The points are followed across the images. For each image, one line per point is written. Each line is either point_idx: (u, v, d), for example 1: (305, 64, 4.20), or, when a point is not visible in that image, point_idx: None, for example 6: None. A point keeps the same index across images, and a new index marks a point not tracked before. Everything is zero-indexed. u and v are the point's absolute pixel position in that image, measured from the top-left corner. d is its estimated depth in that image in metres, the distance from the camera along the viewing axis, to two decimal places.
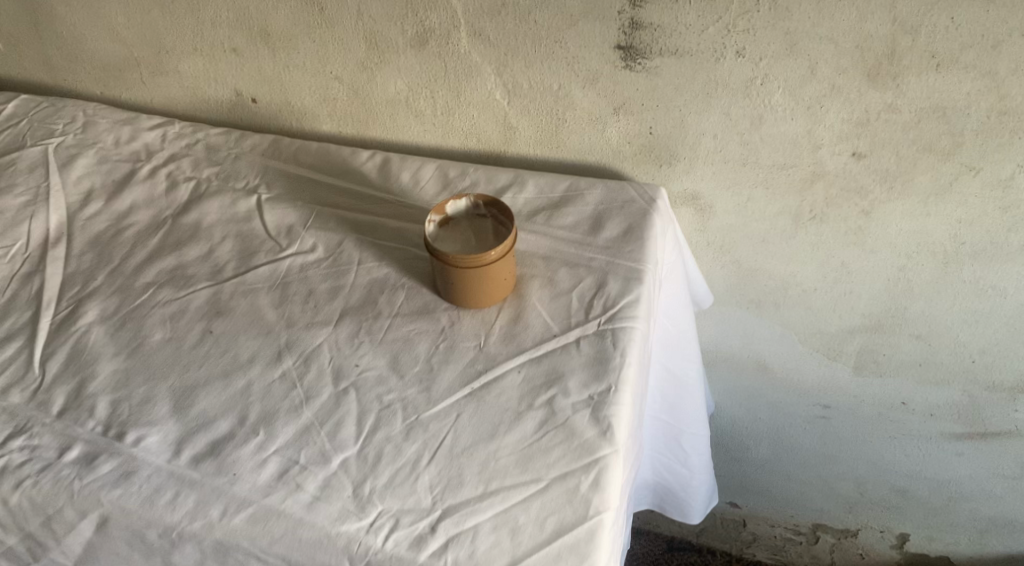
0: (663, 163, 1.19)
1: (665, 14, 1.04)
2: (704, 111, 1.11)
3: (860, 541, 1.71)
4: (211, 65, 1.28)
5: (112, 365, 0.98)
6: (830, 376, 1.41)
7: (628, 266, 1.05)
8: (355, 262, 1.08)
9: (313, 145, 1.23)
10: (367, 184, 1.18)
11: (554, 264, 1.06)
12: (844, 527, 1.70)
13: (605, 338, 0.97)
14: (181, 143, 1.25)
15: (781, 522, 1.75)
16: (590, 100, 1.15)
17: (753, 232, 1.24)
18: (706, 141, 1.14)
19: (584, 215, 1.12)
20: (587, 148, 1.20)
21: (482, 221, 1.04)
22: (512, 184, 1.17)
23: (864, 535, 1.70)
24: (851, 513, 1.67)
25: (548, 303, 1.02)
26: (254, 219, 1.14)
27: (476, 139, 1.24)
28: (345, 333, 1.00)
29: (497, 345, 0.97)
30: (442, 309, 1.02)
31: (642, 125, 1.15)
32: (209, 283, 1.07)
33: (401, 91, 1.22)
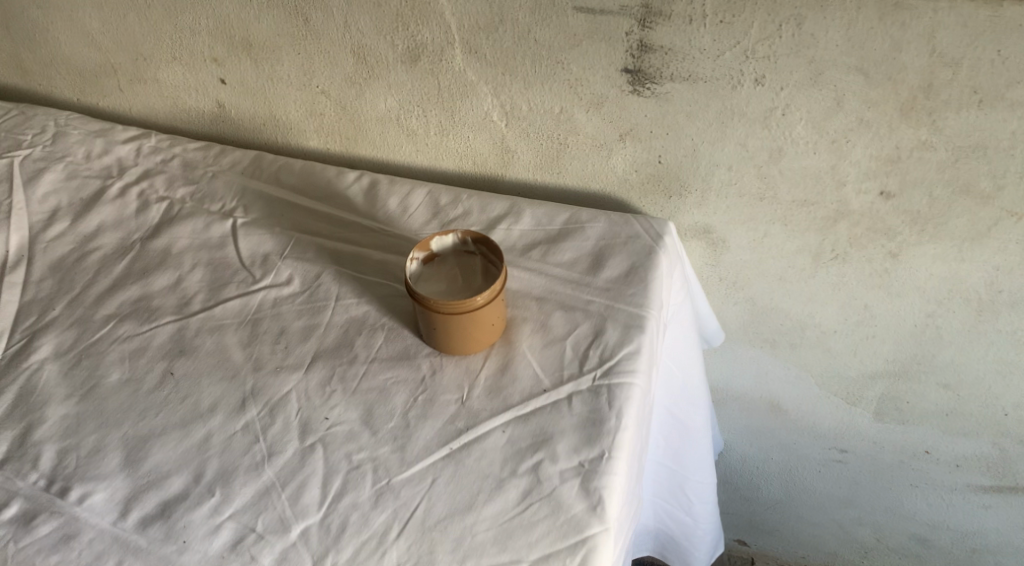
0: (673, 194, 1.09)
1: (678, 36, 0.94)
2: (718, 140, 1.01)
3: None
4: (191, 74, 1.19)
5: (63, 408, 0.90)
6: (848, 422, 1.30)
7: (629, 313, 0.96)
8: (332, 298, 0.99)
9: (296, 164, 1.15)
10: (352, 209, 1.09)
11: (548, 307, 0.97)
12: None
13: (600, 395, 0.88)
14: (157, 158, 1.17)
15: (791, 562, 1.66)
16: (593, 126, 1.05)
17: (768, 269, 1.14)
18: (719, 173, 1.05)
19: (584, 251, 1.03)
20: (590, 175, 1.11)
21: (471, 259, 0.95)
22: (508, 213, 1.08)
23: None
24: (866, 559, 1.57)
25: (540, 351, 0.93)
26: (228, 245, 1.06)
27: (471, 162, 1.14)
28: (316, 381, 0.91)
29: (481, 399, 0.89)
30: (424, 355, 0.93)
31: (651, 153, 1.06)
32: (175, 316, 0.99)
33: (392, 109, 1.12)
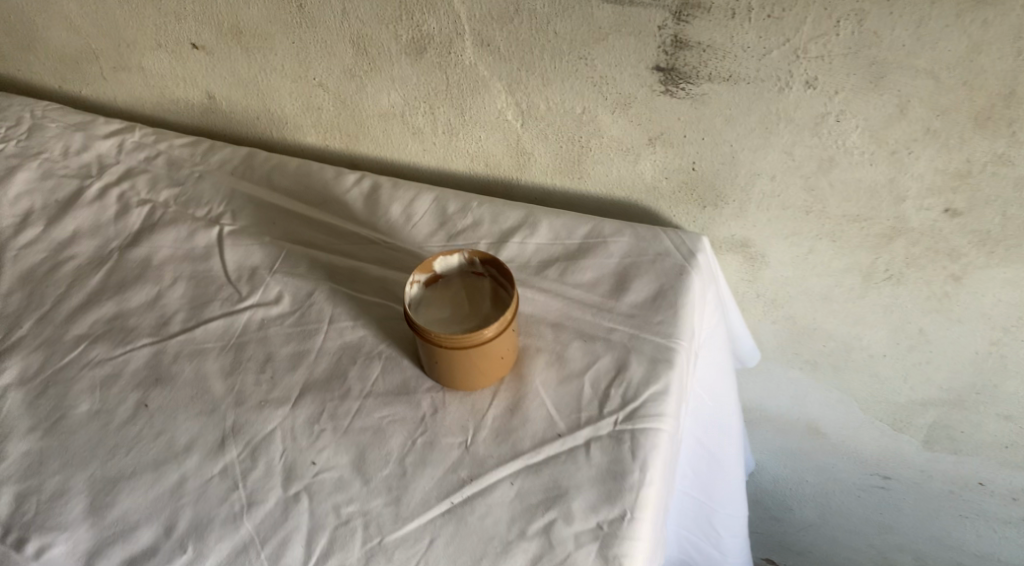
0: (707, 205, 0.98)
1: (718, 32, 0.82)
2: (761, 148, 0.90)
3: None
4: (178, 62, 1.09)
5: (25, 444, 0.82)
6: (891, 447, 1.20)
7: (657, 344, 0.85)
8: (326, 321, 0.89)
9: (290, 164, 1.04)
10: (350, 217, 0.99)
11: (566, 336, 0.87)
12: None
13: (622, 443, 0.78)
14: (140, 155, 1.07)
15: None
16: (620, 129, 0.94)
17: (811, 287, 1.02)
18: (761, 183, 0.93)
19: (607, 270, 0.92)
20: (616, 181, 0.99)
21: (478, 282, 0.85)
22: (522, 225, 0.97)
23: None
24: None
25: (555, 389, 0.82)
26: (213, 257, 0.96)
27: (483, 164, 1.03)
28: (303, 418, 0.82)
29: (487, 445, 0.79)
30: (425, 390, 0.83)
31: (684, 159, 0.94)
32: (151, 338, 0.89)
33: (395, 106, 1.01)
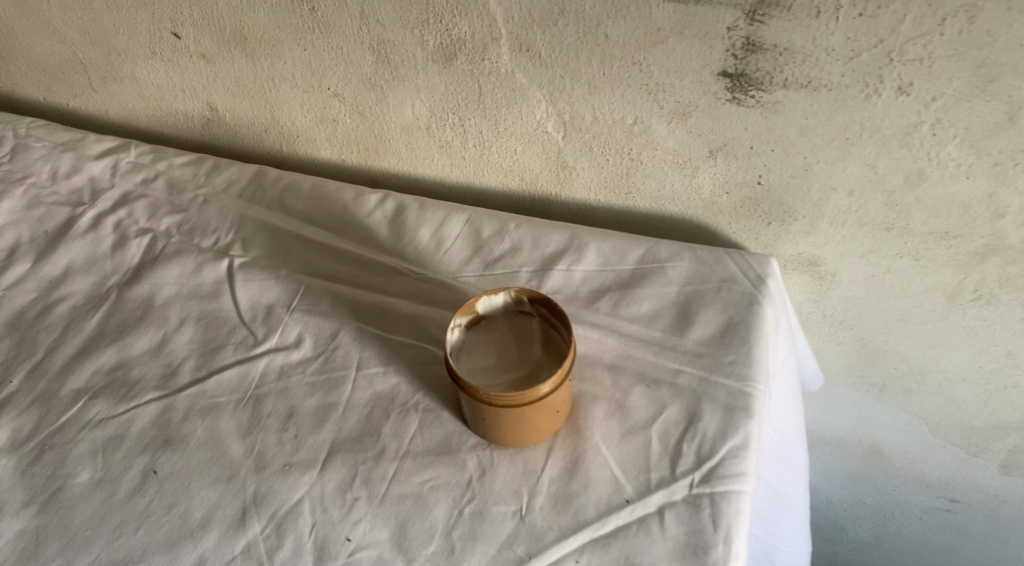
0: (772, 221, 0.87)
1: (798, 33, 0.73)
2: (840, 160, 0.80)
3: None
4: (176, 72, 0.98)
5: (20, 521, 0.73)
6: (963, 471, 1.10)
7: (731, 389, 0.75)
8: (353, 367, 0.79)
9: (304, 184, 0.94)
10: (374, 245, 0.89)
11: (626, 380, 0.77)
12: None
13: (701, 510, 0.69)
14: (137, 177, 0.97)
15: None
16: (676, 140, 0.83)
17: (886, 308, 0.92)
18: (836, 198, 0.83)
19: (667, 300, 0.82)
20: (668, 197, 0.89)
21: (527, 322, 0.75)
22: (568, 248, 0.86)
23: None
24: None
25: (618, 444, 0.73)
26: (223, 295, 0.86)
27: (518, 179, 0.93)
28: (334, 485, 0.73)
29: (545, 514, 0.70)
30: (469, 448, 0.74)
31: (749, 173, 0.84)
32: (157, 392, 0.80)
33: (420, 117, 0.91)
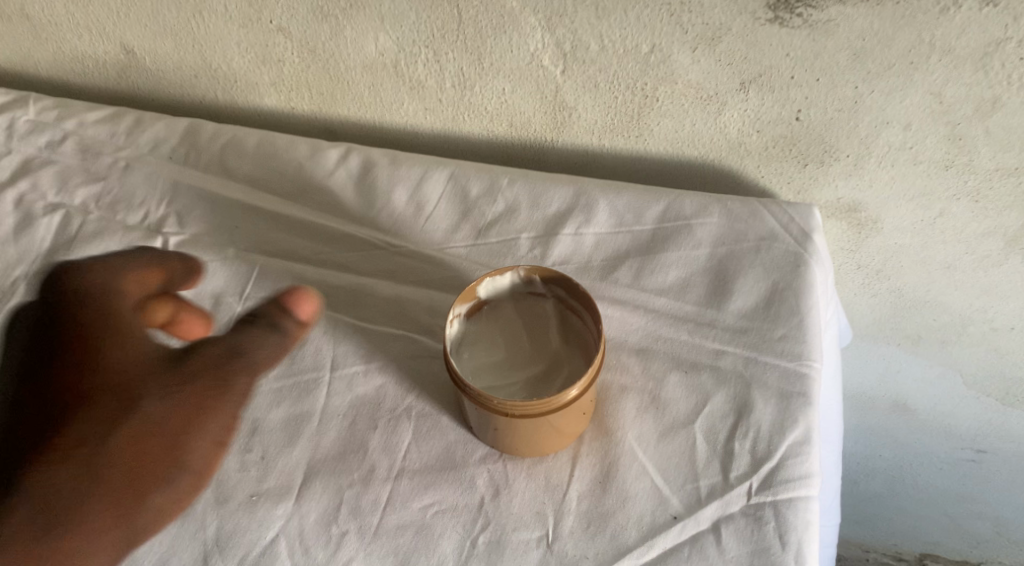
0: (809, 162, 0.74)
1: None
2: (898, 89, 0.67)
3: None
4: (78, 6, 0.79)
5: None
6: (995, 423, 1.00)
7: (784, 372, 0.63)
8: (326, 367, 0.65)
9: (249, 141, 0.78)
10: (340, 213, 0.74)
11: (658, 367, 0.64)
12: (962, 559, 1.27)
13: (764, 524, 0.57)
14: (41, 140, 0.80)
15: (878, 548, 1.31)
16: (701, 71, 0.69)
17: (932, 256, 0.80)
18: (889, 133, 0.70)
19: (697, 266, 0.68)
20: (686, 138, 0.75)
21: (539, 306, 0.63)
22: (574, 207, 0.72)
23: None
24: (976, 549, 1.23)
25: (655, 447, 0.61)
26: None
27: (506, 124, 0.78)
28: (316, 519, 0.60)
29: (577, 540, 0.58)
30: (477, 462, 0.61)
31: (785, 107, 0.70)
32: None
33: (385, 53, 0.75)
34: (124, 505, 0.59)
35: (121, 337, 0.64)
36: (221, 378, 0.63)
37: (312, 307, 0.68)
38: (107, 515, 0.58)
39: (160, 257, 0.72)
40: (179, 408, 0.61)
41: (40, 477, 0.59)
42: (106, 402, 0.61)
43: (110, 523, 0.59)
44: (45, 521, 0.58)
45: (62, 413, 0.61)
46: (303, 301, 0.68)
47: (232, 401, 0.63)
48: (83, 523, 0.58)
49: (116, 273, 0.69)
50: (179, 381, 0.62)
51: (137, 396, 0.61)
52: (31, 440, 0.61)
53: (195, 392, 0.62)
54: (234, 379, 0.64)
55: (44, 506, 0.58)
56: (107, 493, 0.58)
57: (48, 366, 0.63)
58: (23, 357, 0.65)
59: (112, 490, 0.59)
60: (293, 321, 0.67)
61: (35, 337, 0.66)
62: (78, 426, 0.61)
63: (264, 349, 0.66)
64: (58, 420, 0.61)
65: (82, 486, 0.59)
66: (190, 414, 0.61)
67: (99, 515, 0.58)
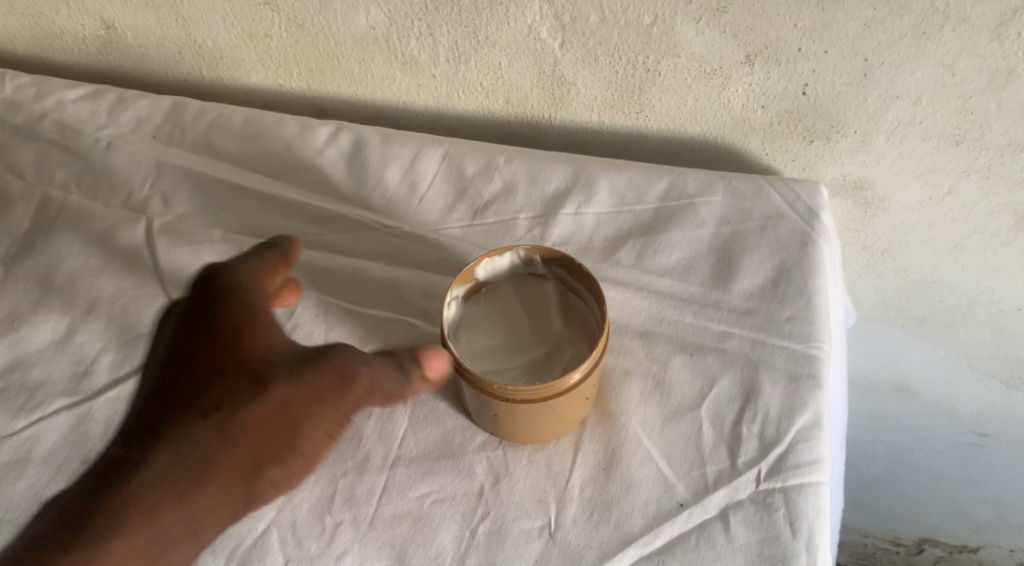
0: (816, 138, 0.72)
1: None
2: (909, 61, 0.65)
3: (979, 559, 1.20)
4: None
5: None
6: (1000, 406, 0.95)
7: (793, 354, 0.61)
8: None
9: (236, 119, 0.75)
10: (331, 193, 0.71)
11: (662, 349, 0.62)
12: (960, 543, 1.19)
13: (774, 511, 0.55)
14: (19, 119, 0.77)
15: (874, 533, 1.24)
16: (705, 44, 0.67)
17: (940, 236, 0.77)
18: (899, 108, 0.68)
19: (702, 246, 0.66)
20: (688, 114, 0.73)
21: (539, 288, 0.61)
22: (574, 185, 0.69)
23: (985, 552, 1.19)
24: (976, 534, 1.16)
25: (659, 433, 0.59)
26: (143, 269, 0.69)
27: (502, 101, 0.75)
28: (311, 509, 0.58)
29: (580, 528, 0.56)
30: (476, 449, 0.59)
31: (791, 82, 0.68)
32: (67, 399, 0.64)
33: (377, 27, 0.72)
34: (238, 478, 0.55)
35: (266, 321, 0.60)
36: (344, 371, 0.56)
37: (440, 365, 0.54)
38: (219, 485, 0.54)
39: (286, 255, 0.63)
40: (307, 392, 0.56)
41: (193, 437, 0.55)
42: (252, 370, 0.57)
43: (220, 495, 0.54)
44: (189, 472, 0.54)
45: (210, 374, 0.57)
46: (432, 360, 0.54)
47: (350, 400, 0.56)
48: (195, 489, 0.54)
49: (261, 275, 0.62)
50: (316, 372, 0.56)
51: (267, 372, 0.57)
52: (178, 396, 0.57)
53: (317, 381, 0.56)
54: (356, 376, 0.56)
55: (180, 464, 0.54)
56: (229, 462, 0.54)
57: (218, 328, 0.59)
58: (207, 326, 0.59)
59: (233, 458, 0.55)
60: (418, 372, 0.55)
61: (207, 303, 0.61)
62: (217, 390, 0.57)
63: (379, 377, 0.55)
64: (224, 387, 0.57)
65: (220, 445, 0.55)
66: (316, 399, 0.56)
67: (211, 484, 0.54)
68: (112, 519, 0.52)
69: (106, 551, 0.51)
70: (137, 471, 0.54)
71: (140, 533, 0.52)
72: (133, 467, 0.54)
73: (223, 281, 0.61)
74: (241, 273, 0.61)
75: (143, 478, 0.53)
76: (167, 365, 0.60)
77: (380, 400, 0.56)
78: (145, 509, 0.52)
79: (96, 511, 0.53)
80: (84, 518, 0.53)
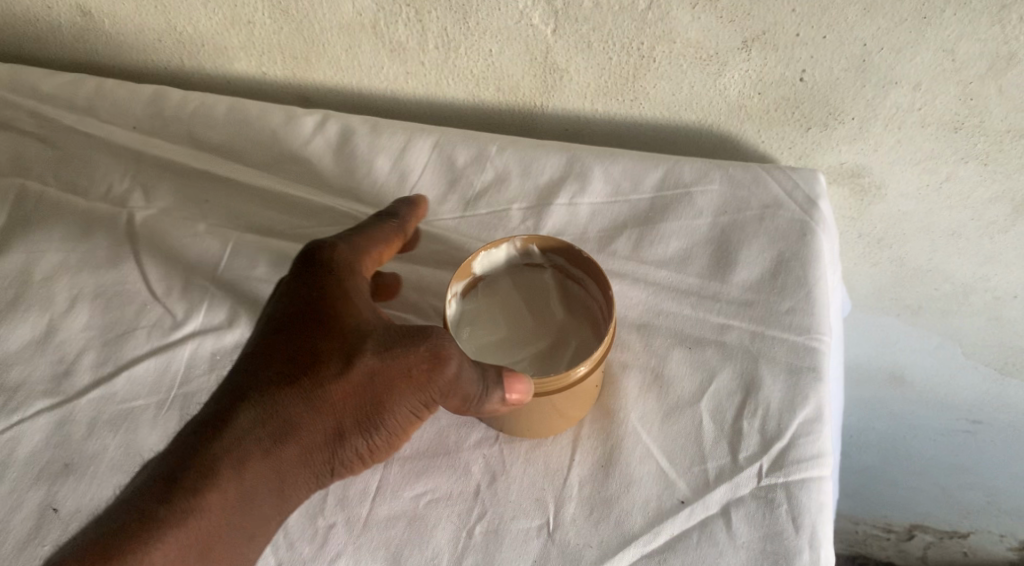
0: (813, 125, 0.70)
1: None
2: (909, 45, 0.63)
3: (969, 542, 1.13)
4: None
5: None
6: (992, 393, 0.90)
7: (793, 346, 0.60)
8: None
9: (219, 108, 0.73)
10: (319, 184, 0.70)
11: (660, 343, 0.61)
12: (950, 528, 1.12)
13: (776, 508, 0.54)
14: None
15: (865, 520, 1.18)
16: (701, 29, 0.66)
17: (935, 224, 0.75)
18: (897, 94, 0.66)
19: (699, 236, 0.65)
20: (685, 101, 0.71)
21: (538, 277, 0.61)
22: (568, 175, 0.68)
23: (977, 536, 1.12)
24: (968, 517, 1.09)
25: (658, 428, 0.58)
26: (126, 263, 0.67)
27: (493, 89, 0.74)
28: (304, 511, 0.57)
29: (579, 527, 0.55)
30: (472, 447, 0.58)
31: (788, 67, 0.67)
32: (48, 400, 0.62)
33: (364, 13, 0.70)
34: (322, 441, 0.55)
35: (358, 295, 0.58)
36: (436, 351, 0.53)
37: (523, 390, 0.53)
38: (305, 445, 0.54)
39: (395, 229, 0.62)
40: (396, 365, 0.54)
41: (280, 399, 0.54)
42: (343, 341, 0.55)
43: (303, 459, 0.54)
44: (275, 432, 0.54)
45: (302, 343, 0.56)
46: (514, 385, 0.53)
47: (439, 384, 0.54)
48: (282, 449, 0.54)
49: (359, 252, 0.60)
50: (408, 348, 0.54)
51: (358, 342, 0.55)
52: (265, 360, 0.56)
53: (408, 357, 0.54)
54: (449, 360, 0.53)
55: (267, 425, 0.54)
56: (316, 429, 0.54)
57: (312, 298, 0.57)
58: (303, 293, 0.57)
59: (319, 422, 0.54)
60: (500, 399, 0.53)
61: (302, 270, 0.58)
62: (308, 356, 0.55)
63: (463, 381, 0.53)
64: (314, 352, 0.55)
65: (308, 412, 0.54)
66: (407, 379, 0.54)
67: (295, 444, 0.54)
68: (201, 475, 0.52)
69: (196, 507, 0.51)
70: (225, 431, 0.53)
71: (231, 487, 0.52)
72: (220, 427, 0.54)
73: (320, 250, 0.59)
74: (342, 246, 0.59)
75: (230, 438, 0.53)
76: (260, 328, 0.57)
77: (458, 402, 0.54)
78: (234, 465, 0.53)
79: (186, 468, 0.52)
80: (174, 475, 0.52)
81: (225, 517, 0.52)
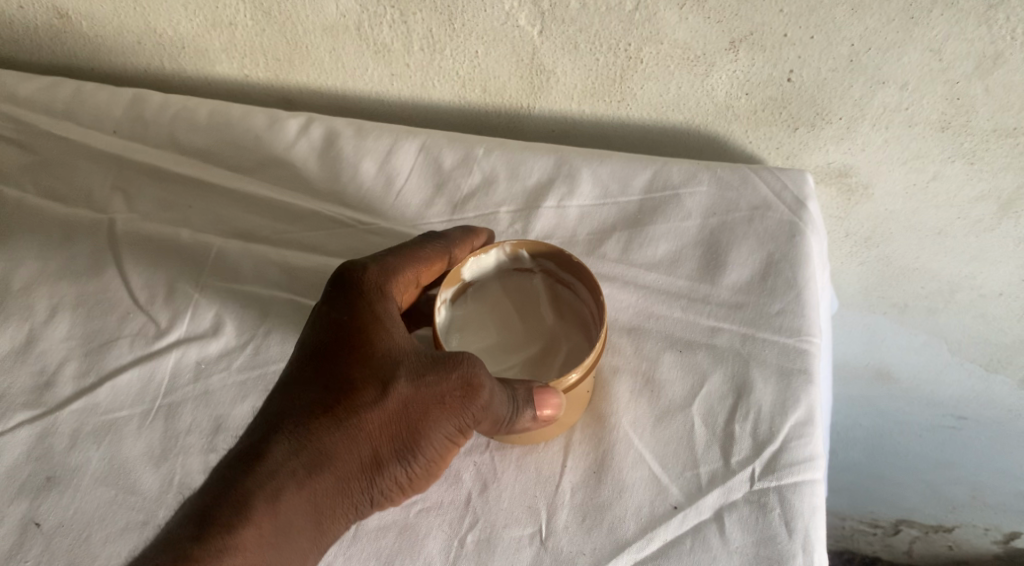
0: (801, 126, 0.70)
1: None
2: (896, 45, 0.63)
3: (953, 537, 1.13)
4: None
5: None
6: (979, 390, 0.90)
7: (783, 348, 0.59)
8: None
9: (201, 111, 0.72)
10: (304, 188, 0.69)
11: (651, 347, 0.61)
12: (936, 522, 1.12)
13: (768, 512, 0.54)
14: None
15: (851, 515, 1.18)
16: (688, 29, 0.65)
17: (922, 222, 0.75)
18: (884, 94, 0.66)
19: (688, 238, 0.64)
20: (672, 102, 0.71)
21: (528, 282, 0.60)
22: (555, 177, 0.67)
23: (961, 531, 1.12)
24: (953, 513, 1.09)
25: (650, 433, 0.57)
26: (108, 271, 0.66)
27: (479, 90, 0.73)
28: None
29: (572, 535, 0.55)
30: (463, 456, 0.58)
31: (776, 67, 0.66)
32: (29, 412, 0.61)
33: (348, 14, 0.69)
34: (358, 471, 0.53)
35: (392, 319, 0.55)
36: (470, 378, 0.53)
37: (554, 405, 0.53)
38: (340, 476, 0.53)
39: (439, 249, 0.58)
40: (430, 392, 0.53)
41: (314, 429, 0.52)
42: (377, 368, 0.54)
43: (337, 489, 0.53)
44: (310, 463, 0.52)
45: (334, 371, 0.54)
46: (547, 400, 0.53)
47: (473, 410, 0.53)
48: (316, 480, 0.52)
49: (392, 274, 0.57)
50: (441, 374, 0.53)
51: (392, 369, 0.54)
52: (296, 389, 0.54)
53: (442, 385, 0.53)
54: (483, 387, 0.53)
55: (301, 456, 0.52)
56: (351, 458, 0.53)
57: (345, 324, 0.55)
58: (335, 319, 0.55)
59: (354, 451, 0.53)
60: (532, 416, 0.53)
61: (333, 295, 0.56)
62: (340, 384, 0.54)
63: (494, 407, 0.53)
64: (346, 379, 0.54)
65: (342, 441, 0.53)
66: (440, 406, 0.53)
67: (330, 475, 0.52)
68: (236, 511, 0.50)
69: (231, 544, 0.49)
70: (260, 464, 0.51)
71: (266, 524, 0.50)
72: (254, 461, 0.51)
73: (352, 271, 0.57)
74: (375, 267, 0.57)
75: (263, 471, 0.51)
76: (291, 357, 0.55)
77: (489, 425, 0.54)
78: (270, 499, 0.51)
79: (222, 504, 0.50)
80: (208, 512, 0.50)
81: (262, 554, 0.50)
